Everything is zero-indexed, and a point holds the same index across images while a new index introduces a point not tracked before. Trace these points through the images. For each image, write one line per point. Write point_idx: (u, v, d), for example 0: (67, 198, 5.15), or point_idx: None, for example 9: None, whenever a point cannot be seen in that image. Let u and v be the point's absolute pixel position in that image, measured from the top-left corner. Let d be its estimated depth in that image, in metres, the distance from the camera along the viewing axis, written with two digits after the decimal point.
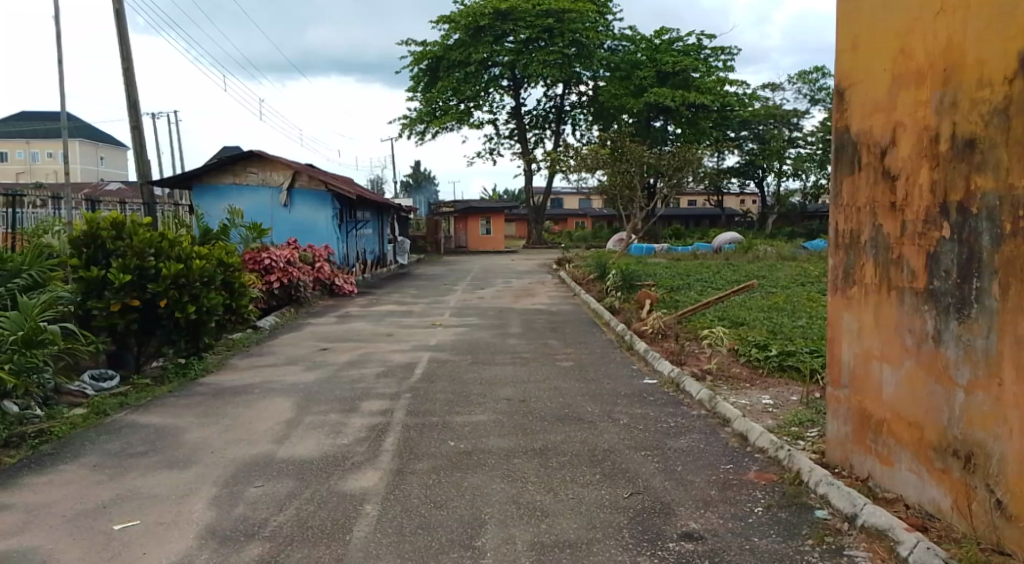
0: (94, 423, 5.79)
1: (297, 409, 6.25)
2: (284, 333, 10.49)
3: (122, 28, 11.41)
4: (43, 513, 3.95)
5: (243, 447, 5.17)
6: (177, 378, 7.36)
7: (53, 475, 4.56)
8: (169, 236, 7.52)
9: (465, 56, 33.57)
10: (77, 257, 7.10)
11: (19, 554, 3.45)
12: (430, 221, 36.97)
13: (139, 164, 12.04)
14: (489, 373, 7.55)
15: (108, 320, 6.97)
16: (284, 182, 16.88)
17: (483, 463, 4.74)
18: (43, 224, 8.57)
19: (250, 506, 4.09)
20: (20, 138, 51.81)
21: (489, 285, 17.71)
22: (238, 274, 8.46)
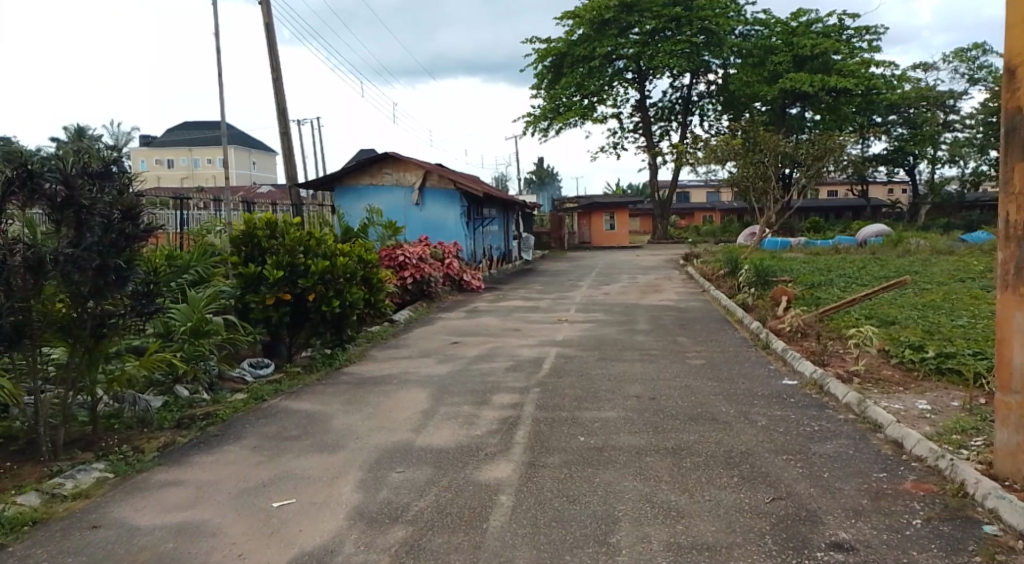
0: (253, 407, 6.28)
1: (432, 400, 6.49)
2: (417, 327, 10.90)
3: (271, 40, 12.27)
4: (213, 490, 4.35)
5: (384, 435, 5.43)
6: (324, 367, 7.85)
7: (220, 454, 5.00)
8: (316, 235, 8.01)
9: (590, 50, 33.37)
10: (237, 255, 7.77)
11: (193, 526, 3.81)
12: (555, 216, 37.14)
13: (287, 167, 12.92)
14: (618, 370, 7.49)
15: (263, 313, 7.57)
16: (417, 181, 17.54)
17: (615, 460, 4.71)
18: (206, 225, 9.42)
19: (393, 491, 4.30)
20: (183, 146, 57.04)
21: (615, 281, 17.58)
22: (377, 270, 8.89)
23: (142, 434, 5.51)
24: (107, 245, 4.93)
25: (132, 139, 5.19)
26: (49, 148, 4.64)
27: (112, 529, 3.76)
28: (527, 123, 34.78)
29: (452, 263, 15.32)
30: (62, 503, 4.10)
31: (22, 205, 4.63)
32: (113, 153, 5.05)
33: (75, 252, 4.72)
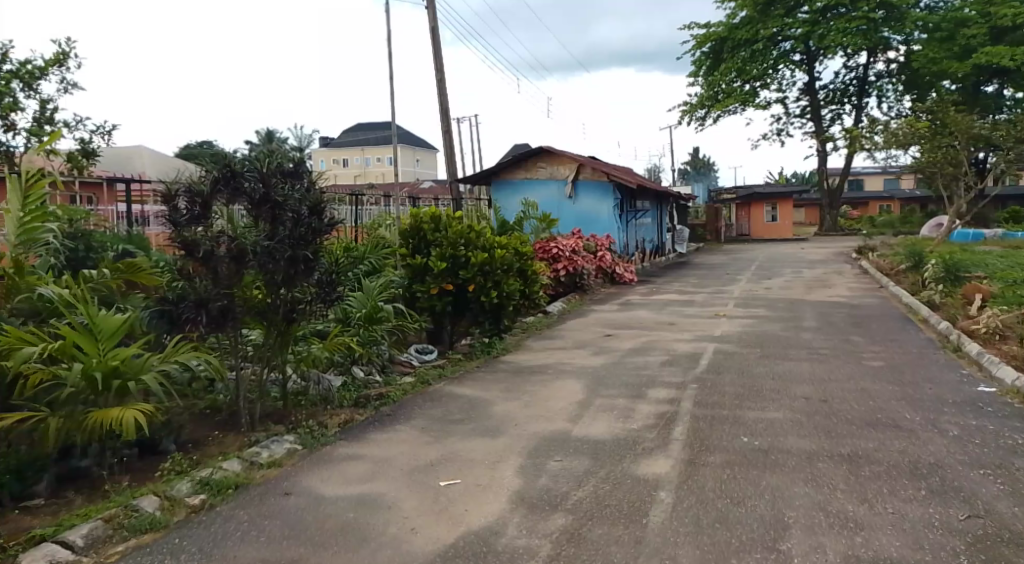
0: (420, 390, 6.64)
1: (588, 391, 6.53)
2: (571, 319, 10.99)
3: (436, 41, 12.82)
4: (387, 466, 4.65)
5: (542, 423, 5.54)
6: (483, 355, 8.13)
7: (391, 433, 5.34)
8: (476, 227, 8.28)
9: (753, 34, 31.89)
10: (405, 247, 8.24)
11: (370, 499, 4.10)
12: (711, 208, 35.91)
13: (447, 164, 13.49)
14: (783, 369, 7.13)
15: (428, 302, 7.98)
16: (570, 174, 17.64)
17: (783, 463, 4.50)
18: (377, 219, 10.08)
19: (552, 478, 4.38)
20: (353, 146, 61.11)
21: (778, 276, 16.70)
22: (532, 262, 9.05)
23: (324, 411, 5.99)
24: (297, 238, 5.40)
25: (314, 140, 5.66)
26: (244, 149, 5.28)
27: (302, 497, 4.14)
28: (683, 113, 33.84)
29: (606, 256, 15.26)
30: (260, 470, 4.56)
31: (227, 202, 5.24)
32: (299, 154, 5.55)
33: (270, 244, 5.22)
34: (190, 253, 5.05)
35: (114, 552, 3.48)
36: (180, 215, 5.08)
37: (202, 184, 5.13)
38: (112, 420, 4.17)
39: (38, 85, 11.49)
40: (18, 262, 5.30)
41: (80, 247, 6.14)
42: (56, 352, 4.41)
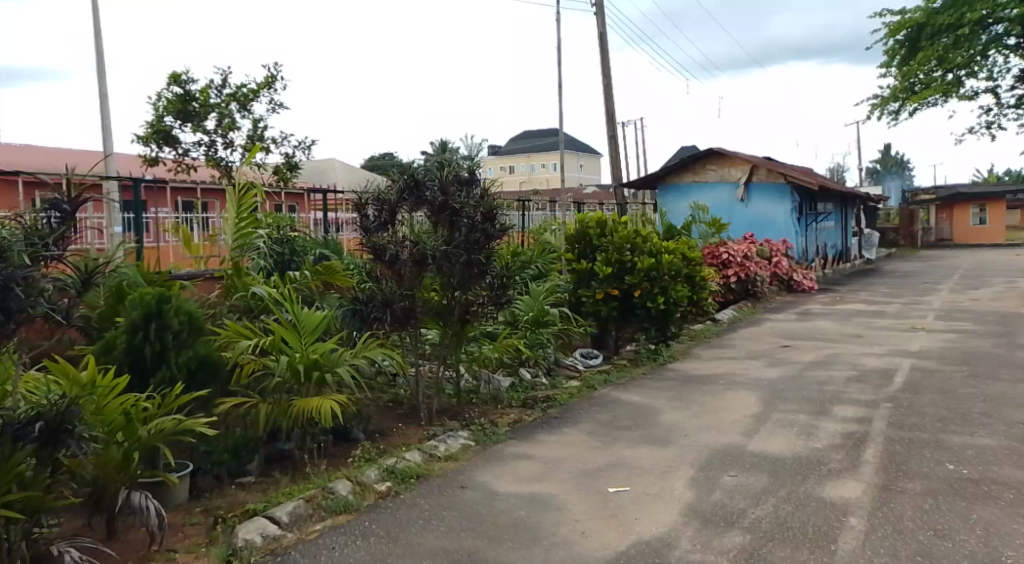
0: (586, 394, 6.67)
1: (764, 404, 6.22)
2: (743, 327, 10.53)
3: (604, 46, 12.84)
4: (557, 467, 4.72)
5: (714, 435, 5.36)
6: (650, 362, 7.99)
7: (560, 435, 5.41)
8: (643, 232, 8.17)
9: (958, 18, 28.64)
10: (571, 252, 8.32)
11: (541, 499, 4.17)
12: (903, 211, 32.86)
13: (613, 169, 13.44)
14: (994, 390, 6.36)
15: (594, 307, 7.99)
16: (743, 177, 16.89)
17: (998, 496, 4.01)
18: (544, 224, 10.28)
19: (727, 494, 4.21)
20: (521, 153, 62.69)
21: (987, 286, 14.90)
22: (700, 268, 8.76)
23: (495, 410, 6.20)
24: (472, 243, 5.62)
25: (484, 148, 5.89)
26: (420, 159, 5.60)
27: (477, 491, 4.31)
28: (872, 107, 31.26)
29: (781, 262, 14.46)
30: (438, 462, 4.81)
31: (411, 209, 5.60)
32: (471, 163, 5.74)
33: (448, 249, 5.49)
34: (378, 257, 5.46)
35: (314, 530, 3.82)
36: (370, 222, 5.53)
37: (388, 193, 5.53)
38: (313, 408, 4.59)
39: (250, 105, 12.93)
40: (236, 265, 6.02)
41: (287, 251, 6.87)
42: (267, 345, 4.91)
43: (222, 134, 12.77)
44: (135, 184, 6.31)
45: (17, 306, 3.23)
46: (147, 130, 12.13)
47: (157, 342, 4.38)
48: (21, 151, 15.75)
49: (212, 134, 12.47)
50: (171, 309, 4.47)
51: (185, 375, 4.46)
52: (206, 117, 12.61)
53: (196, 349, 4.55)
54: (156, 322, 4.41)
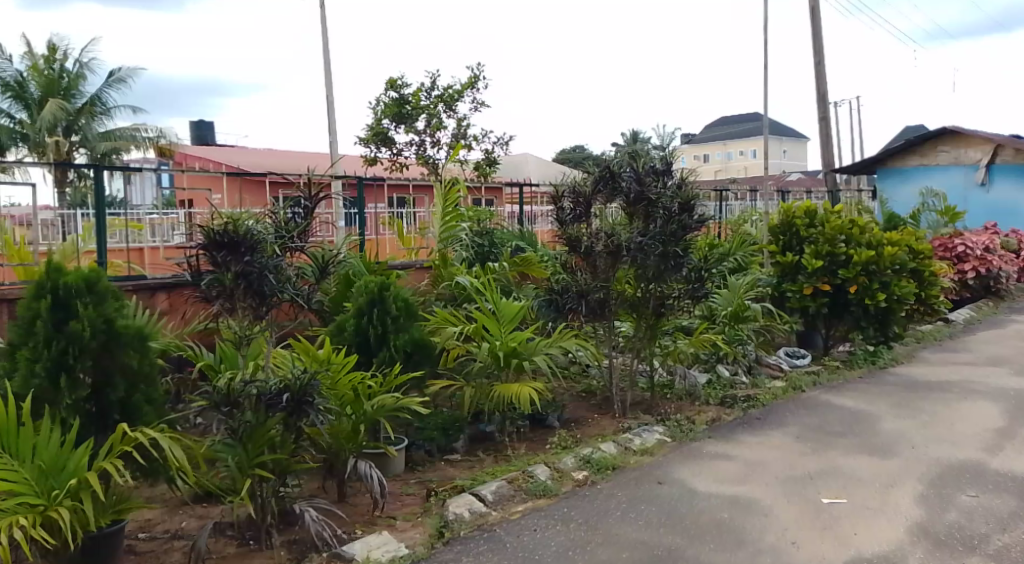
0: (793, 396, 6.27)
1: (1009, 417, 5.46)
2: (982, 329, 9.31)
3: (816, 23, 11.93)
4: (761, 470, 4.50)
5: (947, 448, 4.80)
6: (866, 364, 7.33)
7: (764, 437, 5.15)
8: (860, 222, 7.52)
9: None
10: (775, 244, 7.85)
11: (745, 502, 4.00)
12: None
13: (823, 154, 12.48)
14: None
15: (801, 303, 7.46)
16: (983, 158, 14.89)
17: None
18: (744, 216, 9.81)
19: (966, 515, 3.76)
20: (717, 141, 60.24)
21: None
22: (928, 262, 7.89)
23: (692, 406, 6.02)
24: (668, 234, 5.51)
25: (676, 138, 5.78)
26: (610, 151, 5.61)
27: (676, 488, 4.23)
28: None
29: None
30: (635, 455, 4.79)
31: (606, 201, 5.61)
32: (663, 154, 5.62)
33: (643, 240, 5.41)
34: (573, 249, 5.56)
35: (517, 510, 3.97)
36: (566, 214, 5.63)
37: (585, 185, 5.59)
38: (513, 394, 4.77)
39: (457, 106, 13.67)
40: (443, 256, 6.40)
41: (486, 242, 7.17)
42: (472, 332, 5.19)
43: (431, 134, 13.63)
44: (358, 183, 6.94)
45: (269, 291, 3.73)
46: (369, 133, 13.25)
47: (379, 325, 4.78)
48: (264, 155, 17.97)
49: (422, 134, 13.35)
50: (390, 296, 4.87)
51: (402, 356, 4.81)
52: (417, 118, 13.53)
53: (411, 333, 4.89)
54: (378, 307, 4.84)
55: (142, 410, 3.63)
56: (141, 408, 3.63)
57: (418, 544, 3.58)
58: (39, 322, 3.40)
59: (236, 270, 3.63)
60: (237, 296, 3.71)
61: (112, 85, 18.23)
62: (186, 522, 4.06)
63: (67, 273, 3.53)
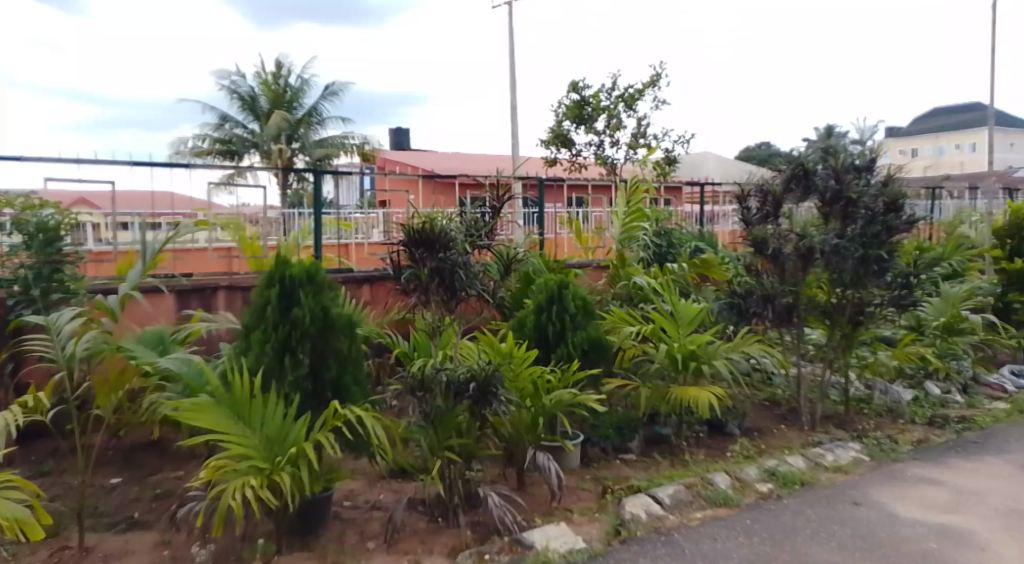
0: (1018, 421, 5.57)
1: None
2: None
3: None
4: (977, 499, 4.05)
5: None
6: None
7: (981, 464, 4.62)
8: None
9: None
10: (1000, 249, 7.02)
11: (957, 534, 3.62)
12: None
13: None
14: None
15: None
16: None
17: None
18: (959, 217, 8.85)
19: None
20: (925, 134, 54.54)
21: None
22: None
23: (893, 424, 5.54)
24: (870, 236, 5.13)
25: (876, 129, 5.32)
26: (801, 147, 5.27)
27: (873, 511, 3.93)
28: None
29: None
30: (825, 472, 4.50)
31: (797, 200, 5.29)
32: (861, 148, 5.24)
33: (840, 242, 5.07)
34: (760, 251, 5.26)
35: (695, 517, 3.89)
36: (752, 214, 5.35)
37: (774, 184, 5.29)
38: (691, 399, 4.65)
39: (637, 104, 13.56)
40: (621, 256, 6.37)
41: (664, 243, 7.04)
42: (649, 333, 5.13)
43: (611, 134, 13.63)
44: (539, 184, 7.09)
45: (460, 286, 3.97)
46: (549, 135, 13.52)
47: (557, 322, 4.88)
48: (452, 158, 18.99)
49: (602, 135, 13.40)
50: (569, 294, 4.95)
51: (579, 354, 4.87)
52: (598, 119, 13.60)
53: (588, 331, 4.94)
54: (557, 305, 4.93)
55: (349, 389, 4.00)
56: (349, 388, 4.01)
57: (594, 539, 3.63)
58: (270, 308, 3.88)
59: (431, 267, 3.92)
60: (432, 291, 3.98)
61: (323, 98, 20.15)
62: (383, 494, 4.44)
63: (293, 266, 3.99)
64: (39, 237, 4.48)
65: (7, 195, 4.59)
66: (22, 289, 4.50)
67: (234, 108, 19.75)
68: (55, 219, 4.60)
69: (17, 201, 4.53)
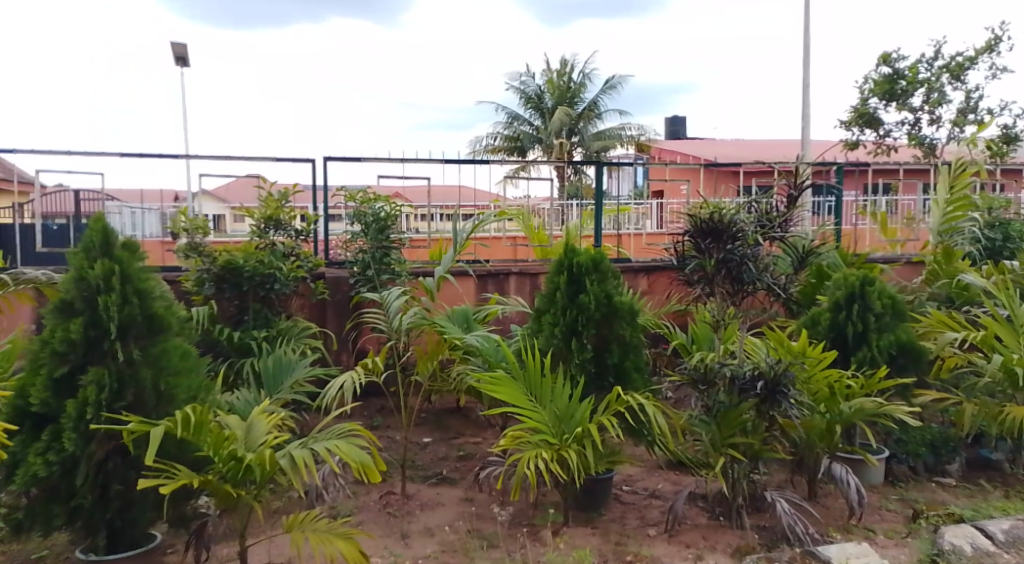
0: None
1: None
2: None
3: None
4: None
5: None
6: None
7: None
8: None
9: None
10: None
11: None
12: None
13: None
14: None
15: None
16: None
17: None
18: None
19: None
20: None
21: None
22: None
23: None
24: None
25: None
26: None
27: None
28: None
29: None
30: None
31: None
32: None
33: None
34: None
35: None
36: None
37: None
38: None
39: (965, 74, 11.74)
40: (946, 251, 5.49)
41: (998, 236, 5.94)
42: (977, 341, 4.41)
43: (929, 111, 11.99)
44: (839, 168, 6.40)
45: (748, 279, 3.78)
46: (852, 114, 12.29)
47: (859, 322, 4.41)
48: (734, 145, 18.23)
49: (919, 112, 11.83)
50: (874, 291, 4.45)
51: (886, 358, 4.36)
52: (915, 94, 12.05)
53: (897, 334, 4.41)
54: (858, 303, 4.45)
55: (631, 375, 4.05)
56: (631, 374, 4.06)
57: None
58: (559, 293, 4.10)
59: (718, 258, 3.77)
60: (717, 281, 3.84)
61: (606, 92, 20.57)
62: (662, 484, 4.45)
63: (580, 254, 4.14)
64: (374, 226, 5.27)
65: (350, 190, 5.44)
66: (360, 269, 5.34)
67: (523, 106, 21.00)
68: (386, 211, 5.31)
69: (357, 195, 5.33)
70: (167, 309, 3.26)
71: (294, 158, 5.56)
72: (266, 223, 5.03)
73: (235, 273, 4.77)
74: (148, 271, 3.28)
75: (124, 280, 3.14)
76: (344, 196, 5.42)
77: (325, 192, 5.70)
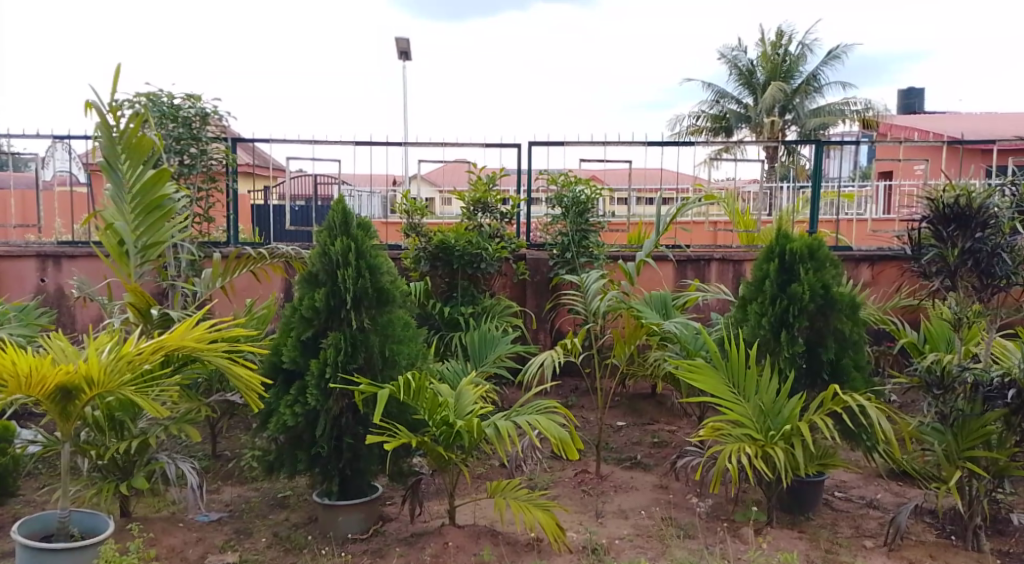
0: None
1: None
2: None
3: None
4: None
5: None
6: None
7: None
8: None
9: None
10: None
11: None
12: None
13: None
14: None
15: None
16: None
17: None
18: None
19: None
20: None
21: None
22: None
23: None
24: None
25: None
26: None
27: None
28: None
29: None
30: None
31: None
32: None
33: None
34: None
35: None
36: None
37: None
38: None
39: None
40: None
41: None
42: None
43: None
44: None
45: (1001, 272, 3.32)
46: None
47: None
48: (983, 120, 16.01)
49: None
50: None
51: None
52: None
53: None
54: None
55: (850, 373, 3.75)
56: (849, 372, 3.75)
57: None
58: (768, 282, 3.87)
59: (963, 247, 3.37)
60: (961, 274, 3.43)
61: (827, 63, 19.02)
62: (882, 494, 4.10)
63: (794, 240, 3.89)
64: (574, 209, 5.36)
65: (552, 174, 5.55)
66: (559, 252, 5.48)
67: (734, 83, 20.07)
68: (586, 193, 5.38)
69: (559, 178, 5.43)
70: (392, 283, 3.55)
71: (502, 142, 5.78)
72: (475, 206, 5.30)
73: (447, 251, 5.09)
74: (378, 249, 3.60)
75: (358, 256, 3.48)
76: (546, 179, 5.53)
77: (530, 174, 5.86)
